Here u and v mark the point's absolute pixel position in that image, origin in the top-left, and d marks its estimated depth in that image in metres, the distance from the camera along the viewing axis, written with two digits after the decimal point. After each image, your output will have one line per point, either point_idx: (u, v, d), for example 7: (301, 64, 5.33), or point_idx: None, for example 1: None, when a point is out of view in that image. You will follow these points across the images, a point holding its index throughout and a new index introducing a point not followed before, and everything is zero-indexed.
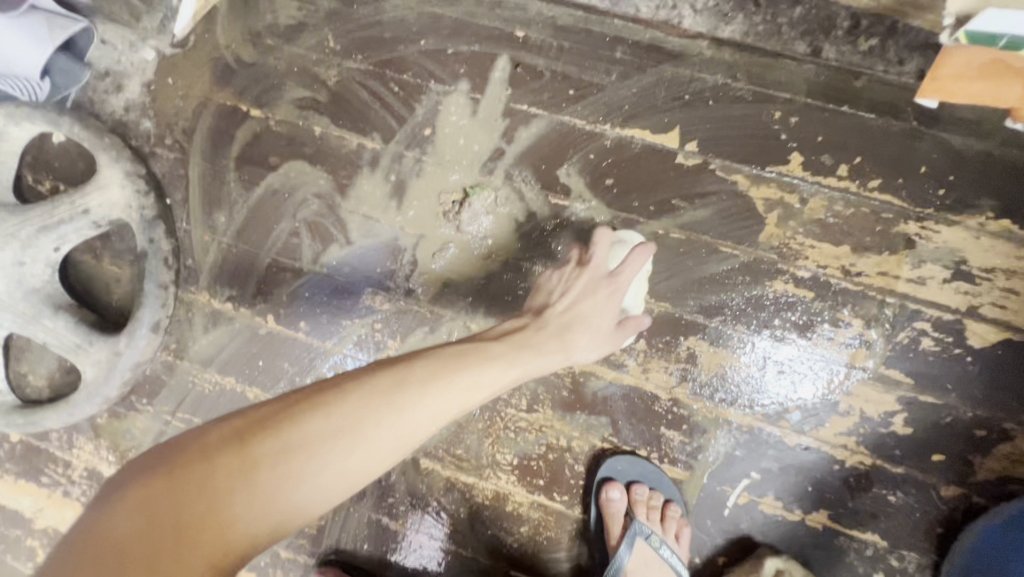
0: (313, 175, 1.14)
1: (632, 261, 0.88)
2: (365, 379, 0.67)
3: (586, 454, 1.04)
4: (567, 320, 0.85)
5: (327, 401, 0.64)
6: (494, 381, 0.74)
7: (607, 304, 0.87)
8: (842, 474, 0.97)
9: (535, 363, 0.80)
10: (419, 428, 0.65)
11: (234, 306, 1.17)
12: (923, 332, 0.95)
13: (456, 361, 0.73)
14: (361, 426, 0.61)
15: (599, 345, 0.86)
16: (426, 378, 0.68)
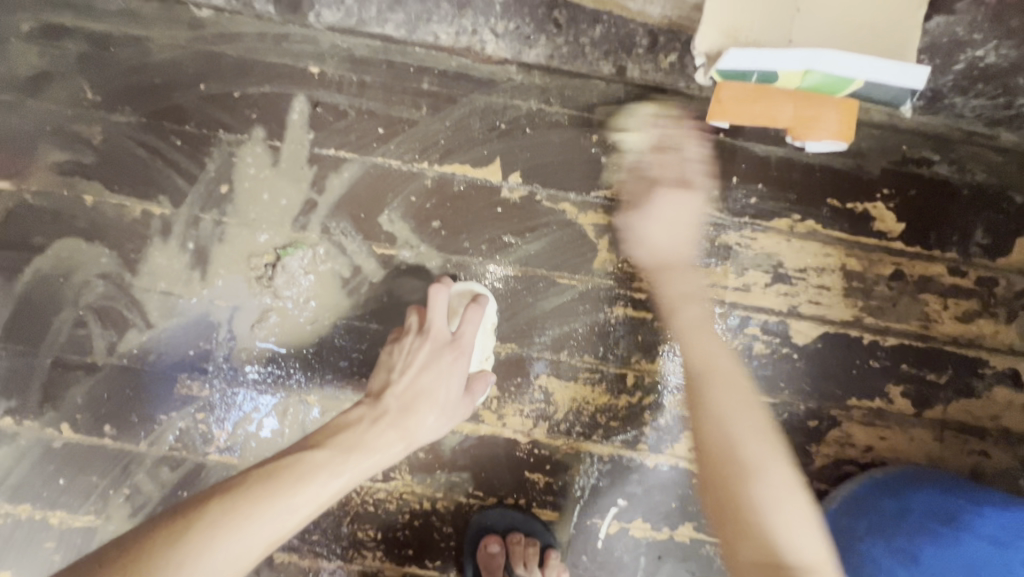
0: (92, 252, 0.96)
1: (470, 316, 0.88)
2: (203, 506, 0.65)
3: (453, 513, 0.98)
4: (407, 401, 0.83)
5: (162, 544, 0.61)
6: (341, 481, 0.73)
7: (449, 374, 0.86)
8: (701, 485, 0.99)
9: (371, 461, 0.76)
10: (258, 551, 0.64)
11: (15, 420, 0.96)
12: (755, 337, 0.98)
13: (304, 464, 0.72)
14: (191, 562, 0.60)
15: (446, 417, 0.86)
16: (260, 496, 0.67)
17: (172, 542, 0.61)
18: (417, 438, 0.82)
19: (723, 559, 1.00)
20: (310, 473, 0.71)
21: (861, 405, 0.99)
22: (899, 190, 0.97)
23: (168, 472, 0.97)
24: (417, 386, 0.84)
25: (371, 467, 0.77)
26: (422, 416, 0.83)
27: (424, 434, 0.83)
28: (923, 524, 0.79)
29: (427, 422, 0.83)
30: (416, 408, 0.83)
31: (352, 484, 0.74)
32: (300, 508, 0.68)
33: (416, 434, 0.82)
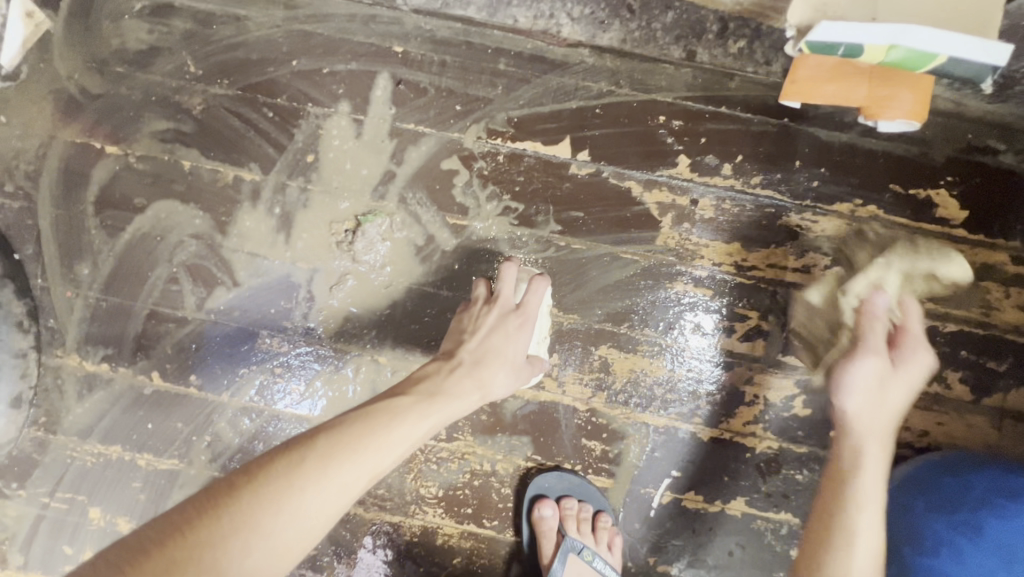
0: (187, 214, 1.03)
1: (535, 288, 0.91)
2: (313, 439, 0.69)
3: (512, 475, 1.02)
4: (480, 356, 0.86)
5: (284, 464, 0.65)
6: (428, 424, 0.77)
7: (519, 335, 0.89)
8: (754, 461, 1.02)
9: (450, 407, 0.80)
10: (363, 483, 0.68)
11: (111, 367, 1.04)
12: (813, 318, 1.00)
13: (394, 407, 0.76)
14: (314, 486, 0.64)
15: (514, 377, 0.89)
16: (361, 429, 0.71)
17: (295, 467, 0.65)
18: (492, 392, 0.86)
19: (774, 536, 1.02)
20: (404, 414, 0.76)
21: (918, 389, 1.00)
22: (963, 178, 0.98)
23: (247, 422, 1.04)
24: (489, 345, 0.88)
25: (451, 414, 0.81)
26: (495, 373, 0.87)
27: (497, 391, 0.87)
28: (985, 498, 0.82)
29: (500, 378, 0.87)
30: (490, 363, 0.86)
31: (436, 427, 0.79)
32: (398, 444, 0.72)
33: (491, 390, 0.86)
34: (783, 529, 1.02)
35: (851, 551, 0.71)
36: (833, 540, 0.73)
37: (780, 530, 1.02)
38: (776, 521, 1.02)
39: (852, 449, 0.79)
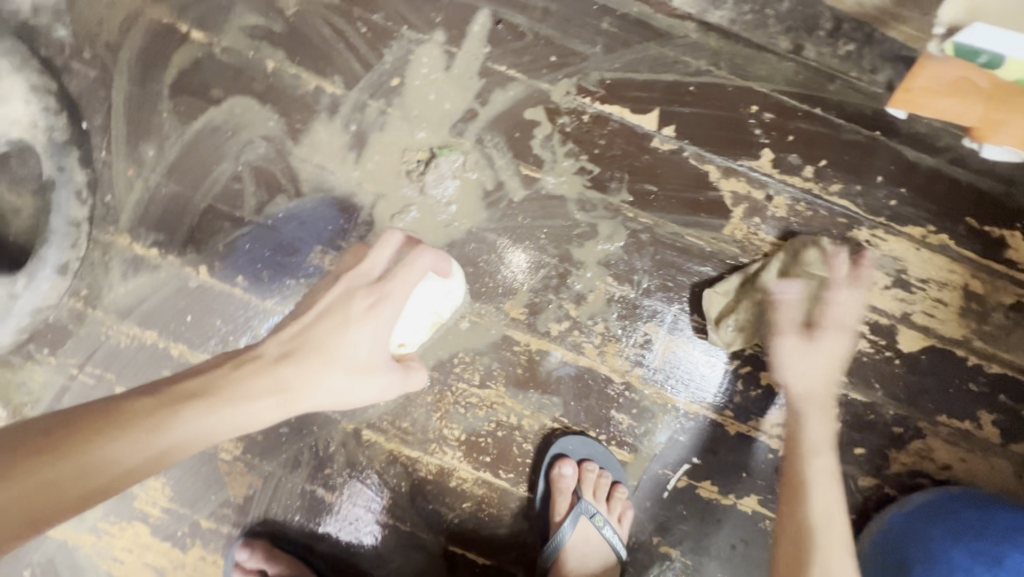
0: (263, 115, 1.02)
1: (415, 262, 0.74)
2: (60, 424, 0.61)
3: (536, 433, 1.03)
4: (292, 347, 0.71)
5: (31, 438, 0.59)
6: (180, 437, 0.63)
7: (358, 329, 0.73)
8: (774, 463, 1.02)
9: (238, 409, 0.66)
10: (97, 486, 0.58)
11: (159, 253, 1.04)
12: (862, 334, 1.00)
13: (162, 413, 0.64)
14: (37, 471, 0.56)
15: (335, 382, 0.72)
16: (129, 420, 0.62)
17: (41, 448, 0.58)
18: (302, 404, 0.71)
19: None
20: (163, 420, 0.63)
21: (950, 423, 1.01)
22: None
23: None
24: (315, 340, 0.72)
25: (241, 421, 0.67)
26: (310, 382, 0.71)
27: (313, 397, 0.71)
28: (1008, 534, 0.84)
29: (322, 384, 0.71)
30: (302, 366, 0.71)
31: (192, 442, 0.64)
32: (124, 461, 0.60)
33: (299, 403, 0.70)
34: None
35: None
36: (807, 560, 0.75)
37: None
38: None
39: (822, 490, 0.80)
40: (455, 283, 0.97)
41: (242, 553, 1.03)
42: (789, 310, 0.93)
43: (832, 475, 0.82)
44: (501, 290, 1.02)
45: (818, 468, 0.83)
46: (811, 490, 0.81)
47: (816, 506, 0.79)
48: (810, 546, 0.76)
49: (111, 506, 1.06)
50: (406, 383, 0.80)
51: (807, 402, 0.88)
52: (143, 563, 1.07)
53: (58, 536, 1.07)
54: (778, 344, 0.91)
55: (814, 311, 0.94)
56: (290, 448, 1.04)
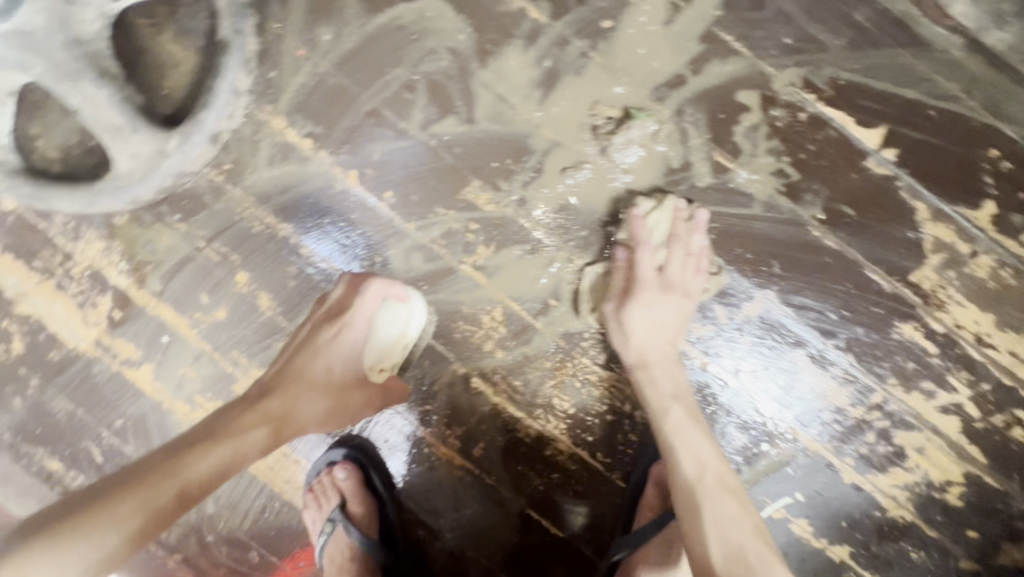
0: (454, 24, 0.93)
1: (364, 294, 0.92)
2: (123, 483, 0.74)
3: (645, 427, 1.00)
4: (282, 383, 0.89)
5: (100, 502, 0.71)
6: (230, 458, 0.80)
7: (334, 358, 0.92)
8: (878, 521, 0.99)
9: (257, 436, 0.84)
10: (178, 506, 0.74)
11: (311, 146, 0.98)
12: (1020, 421, 0.93)
13: (173, 461, 0.77)
14: (134, 515, 0.71)
15: (321, 406, 0.91)
16: (189, 456, 0.78)
17: (118, 501, 0.71)
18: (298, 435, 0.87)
19: None
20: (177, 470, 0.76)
21: None
22: None
23: (420, 260, 0.99)
24: (297, 398, 0.89)
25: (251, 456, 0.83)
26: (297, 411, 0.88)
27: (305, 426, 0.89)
28: None
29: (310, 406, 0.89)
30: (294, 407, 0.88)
31: (229, 468, 0.80)
32: (156, 505, 0.72)
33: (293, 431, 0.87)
34: None
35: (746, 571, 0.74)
36: (695, 507, 0.78)
37: None
38: None
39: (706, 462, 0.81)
40: (416, 303, 0.97)
41: (340, 471, 1.04)
42: (701, 259, 0.93)
43: (690, 424, 0.85)
44: None
45: (674, 415, 0.86)
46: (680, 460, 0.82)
47: (687, 461, 0.82)
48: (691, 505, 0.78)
49: (211, 382, 1.08)
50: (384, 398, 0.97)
51: (644, 367, 0.90)
52: None
53: (154, 396, 1.09)
54: (660, 294, 0.91)
55: (857, 311, 0.93)
56: None
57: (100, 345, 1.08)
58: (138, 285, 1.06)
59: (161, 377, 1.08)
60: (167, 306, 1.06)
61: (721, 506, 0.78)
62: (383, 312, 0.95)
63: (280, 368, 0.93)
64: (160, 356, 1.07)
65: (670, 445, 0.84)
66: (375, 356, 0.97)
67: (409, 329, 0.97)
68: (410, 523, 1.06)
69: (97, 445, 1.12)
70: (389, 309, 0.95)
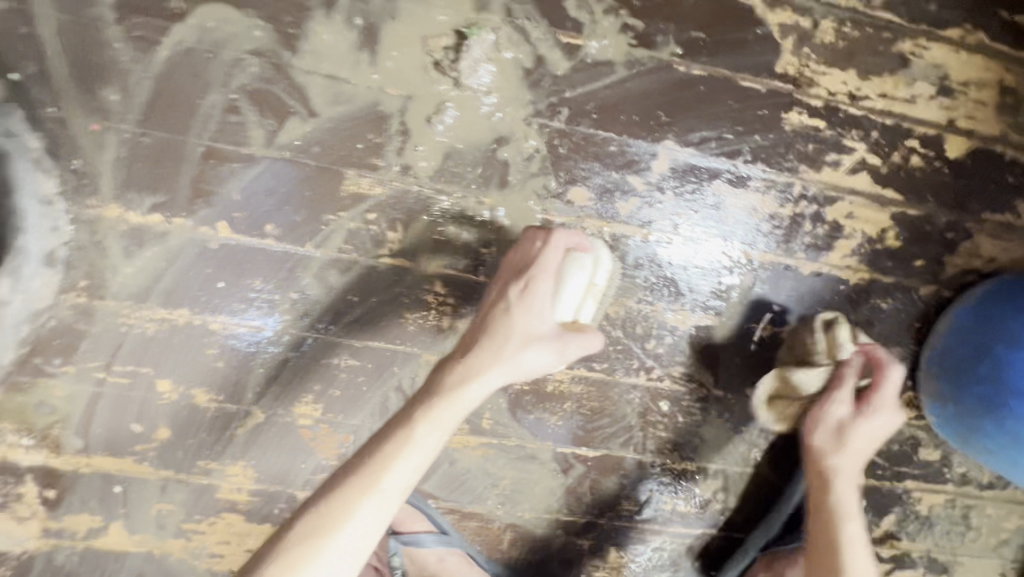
0: (243, 23, 0.84)
1: (550, 242, 0.82)
2: (367, 452, 0.71)
3: (623, 319, 1.01)
4: (490, 337, 0.79)
5: (352, 474, 0.69)
6: (451, 420, 0.73)
7: (528, 307, 0.80)
8: (846, 293, 1.06)
9: (476, 388, 0.75)
10: (419, 469, 0.69)
11: (163, 217, 0.88)
12: (913, 150, 1.02)
13: (406, 424, 0.72)
14: (384, 480, 0.67)
15: (530, 359, 0.78)
16: (421, 417, 0.73)
17: (367, 471, 0.68)
18: (492, 379, 0.76)
19: None
20: (405, 442, 0.70)
21: (993, 219, 1.07)
22: None
23: (336, 275, 0.92)
24: (501, 353, 0.78)
25: (461, 415, 0.74)
26: (497, 363, 0.77)
27: (506, 370, 0.77)
28: None
29: (509, 356, 0.77)
30: (494, 360, 0.77)
31: (455, 427, 0.74)
32: (394, 479, 0.67)
33: (489, 381, 0.76)
34: None
35: (847, 556, 0.89)
36: (841, 555, 0.89)
37: None
38: None
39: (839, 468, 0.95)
40: (601, 251, 0.87)
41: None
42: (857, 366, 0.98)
43: (862, 542, 0.90)
44: (563, 179, 0.95)
45: (845, 491, 0.94)
46: (839, 523, 0.91)
47: (845, 497, 0.94)
48: (846, 510, 0.93)
49: (192, 503, 0.97)
50: (577, 351, 0.82)
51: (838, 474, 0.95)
52: (245, 551, 1.00)
53: (140, 551, 0.98)
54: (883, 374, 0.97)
55: (753, 124, 0.97)
56: (376, 395, 0.97)
57: (50, 533, 0.95)
58: (56, 452, 0.93)
59: (137, 528, 0.97)
60: (101, 456, 0.94)
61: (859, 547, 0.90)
62: (574, 275, 0.83)
63: (475, 325, 0.83)
64: (123, 508, 0.96)
65: (842, 505, 0.93)
66: (563, 315, 0.84)
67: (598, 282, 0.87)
68: (460, 520, 1.04)
69: None
70: (574, 264, 0.83)
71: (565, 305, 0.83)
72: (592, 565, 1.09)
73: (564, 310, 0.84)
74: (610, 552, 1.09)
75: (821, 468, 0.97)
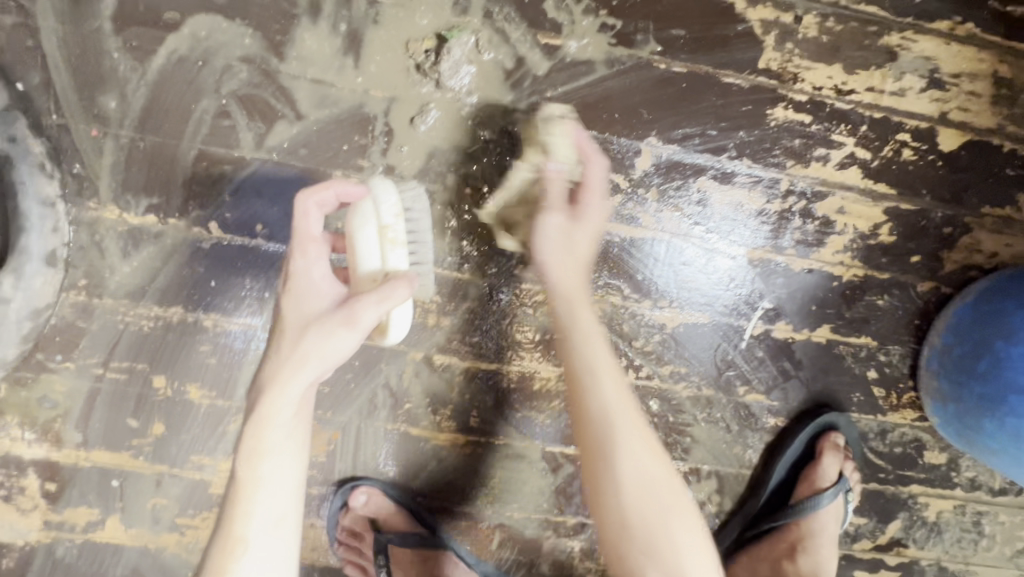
0: (234, 32, 0.88)
1: (300, 214, 0.80)
2: (224, 512, 0.77)
3: (610, 316, 1.01)
4: (289, 336, 0.79)
5: (219, 538, 0.75)
6: (277, 433, 0.76)
7: (299, 295, 0.80)
8: (839, 290, 1.04)
9: (289, 387, 0.77)
10: (272, 495, 0.75)
11: (159, 218, 0.91)
12: (905, 144, 1.00)
13: (240, 465, 0.76)
14: (244, 529, 0.74)
15: (331, 331, 0.75)
16: (248, 455, 0.75)
17: (229, 529, 0.75)
18: (291, 386, 0.77)
19: (853, 358, 1.07)
20: (245, 486, 0.75)
21: (993, 212, 1.04)
22: None
23: None
24: (294, 351, 0.78)
25: (285, 429, 0.77)
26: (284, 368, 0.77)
27: (307, 366, 0.76)
28: None
29: (290, 353, 0.77)
30: (279, 369, 0.77)
31: (289, 437, 0.77)
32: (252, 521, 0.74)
33: (290, 388, 0.77)
34: (862, 352, 1.07)
35: (619, 472, 0.74)
36: (580, 391, 0.78)
37: (859, 354, 1.07)
38: (856, 346, 1.07)
39: (591, 372, 0.78)
40: (376, 188, 0.78)
41: (357, 497, 0.99)
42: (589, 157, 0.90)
43: (607, 372, 0.79)
44: None
45: (583, 316, 0.83)
46: (591, 382, 0.78)
47: (593, 399, 0.77)
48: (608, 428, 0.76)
49: (186, 498, 1.00)
50: (380, 302, 0.73)
51: (580, 337, 0.81)
52: None
53: (136, 545, 1.00)
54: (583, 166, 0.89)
55: (738, 119, 0.97)
56: (364, 392, 0.98)
57: (51, 525, 0.98)
58: (57, 446, 0.96)
59: (132, 521, 1.00)
60: (100, 451, 0.97)
61: (653, 488, 0.74)
62: (358, 230, 0.77)
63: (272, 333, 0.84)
64: (121, 502, 0.99)
65: (580, 343, 0.81)
66: (365, 278, 0.75)
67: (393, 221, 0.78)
68: (449, 520, 1.04)
69: None
70: (352, 214, 0.78)
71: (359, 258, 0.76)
72: (584, 567, 1.08)
73: (364, 261, 0.75)
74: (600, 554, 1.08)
75: (556, 304, 0.84)
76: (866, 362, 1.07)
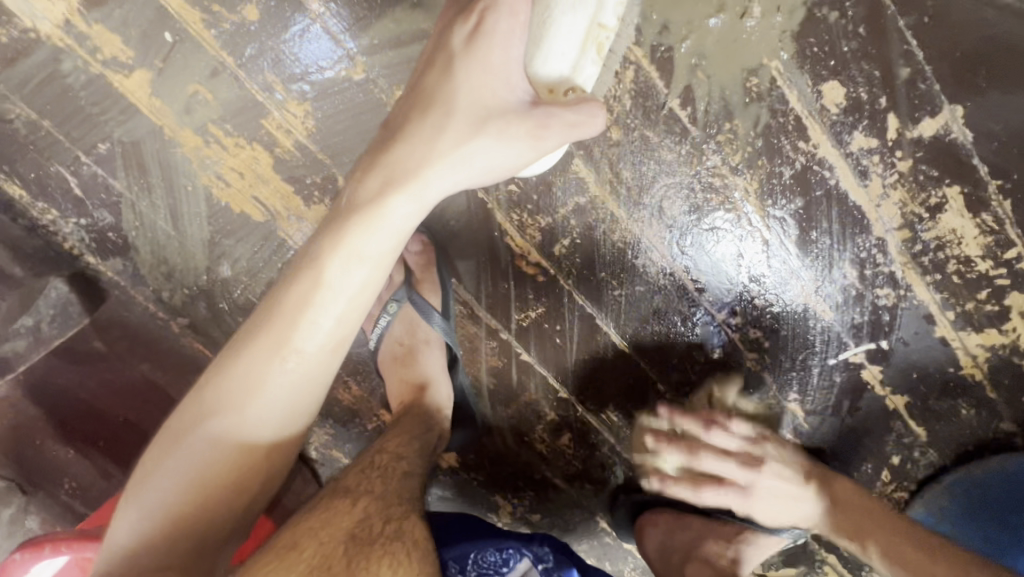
0: None
1: None
2: (256, 319, 0.64)
3: (755, 250, 0.88)
4: (435, 114, 0.66)
5: (249, 348, 0.63)
6: (389, 234, 0.64)
7: (477, 75, 0.65)
8: (947, 377, 0.94)
9: (432, 189, 0.65)
10: (351, 307, 0.64)
11: None
12: None
13: (320, 265, 0.63)
14: (297, 343, 0.62)
15: (507, 131, 0.65)
16: (336, 258, 0.63)
17: (264, 336, 0.63)
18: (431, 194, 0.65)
19: (895, 440, 0.99)
20: (318, 288, 0.62)
21: None
22: None
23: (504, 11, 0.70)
24: (447, 144, 0.65)
25: (392, 240, 0.65)
26: (430, 166, 0.65)
27: (461, 166, 0.66)
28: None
29: (445, 153, 0.65)
30: (422, 162, 0.65)
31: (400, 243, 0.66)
32: (315, 337, 0.63)
33: (427, 191, 0.65)
34: (907, 439, 0.99)
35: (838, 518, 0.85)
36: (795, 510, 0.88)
37: (902, 439, 0.99)
38: (909, 432, 0.98)
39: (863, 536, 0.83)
40: None
41: (412, 244, 0.92)
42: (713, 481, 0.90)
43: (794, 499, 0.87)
44: (833, 64, 0.77)
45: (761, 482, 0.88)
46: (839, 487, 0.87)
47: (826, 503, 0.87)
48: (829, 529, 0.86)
49: (230, 110, 0.83)
50: (569, 129, 0.65)
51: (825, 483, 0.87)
52: (252, 197, 0.88)
53: (152, 119, 0.84)
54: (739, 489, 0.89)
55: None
56: None
57: (72, 29, 0.80)
58: None
59: (161, 93, 0.82)
60: None
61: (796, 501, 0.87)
62: (560, 14, 0.66)
63: (406, 108, 0.68)
64: (161, 64, 0.81)
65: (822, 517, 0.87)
66: (544, 82, 0.69)
67: (601, 30, 0.69)
68: (464, 318, 0.96)
69: (72, 173, 0.89)
70: None
71: (546, 58, 0.67)
72: (539, 435, 1.05)
73: (552, 64, 0.67)
74: (564, 435, 1.04)
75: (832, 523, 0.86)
76: (901, 449, 0.99)
